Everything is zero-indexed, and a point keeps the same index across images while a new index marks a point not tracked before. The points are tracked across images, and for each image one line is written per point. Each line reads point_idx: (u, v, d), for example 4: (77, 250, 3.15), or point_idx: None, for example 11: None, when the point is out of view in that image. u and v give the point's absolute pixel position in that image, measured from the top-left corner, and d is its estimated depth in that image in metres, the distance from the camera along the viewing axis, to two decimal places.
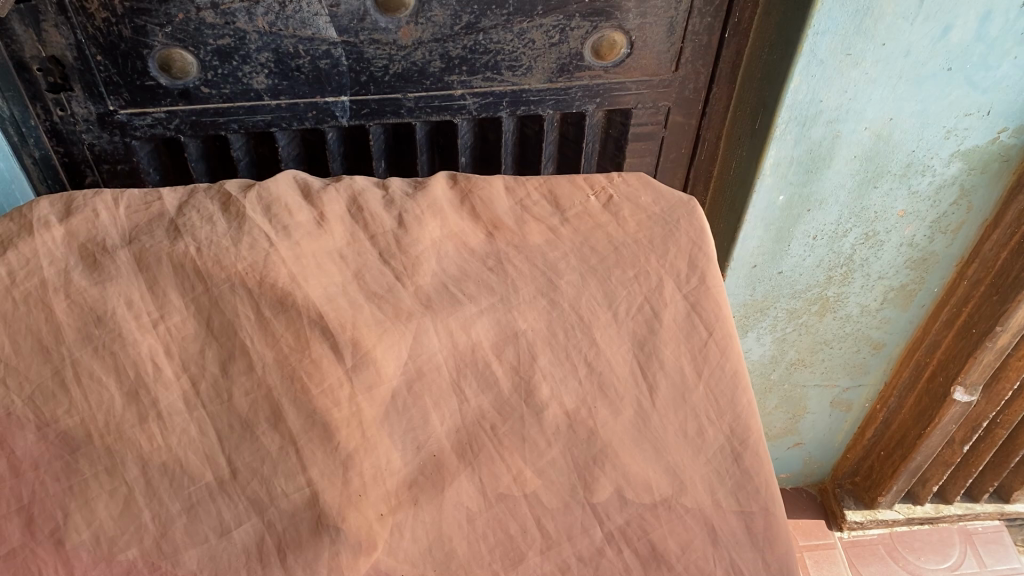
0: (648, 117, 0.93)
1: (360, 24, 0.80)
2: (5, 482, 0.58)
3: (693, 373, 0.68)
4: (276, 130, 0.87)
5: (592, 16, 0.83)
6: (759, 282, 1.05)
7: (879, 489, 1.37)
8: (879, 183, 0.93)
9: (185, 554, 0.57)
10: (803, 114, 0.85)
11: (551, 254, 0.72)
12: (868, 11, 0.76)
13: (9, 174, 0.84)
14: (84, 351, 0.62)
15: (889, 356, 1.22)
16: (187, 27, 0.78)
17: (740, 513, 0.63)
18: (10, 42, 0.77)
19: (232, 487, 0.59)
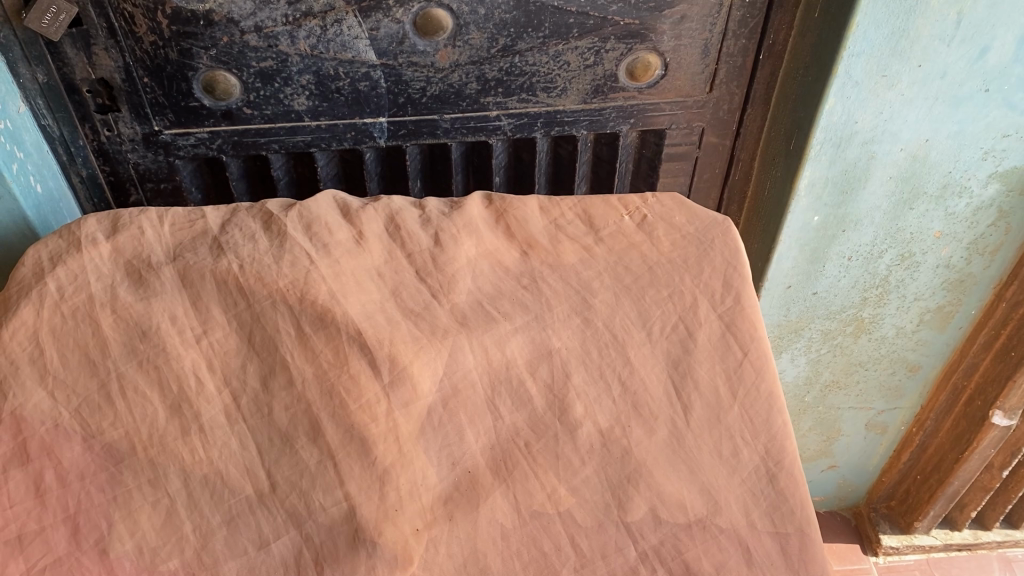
0: (682, 138, 0.93)
1: (399, 47, 0.82)
2: (52, 492, 0.60)
3: (728, 393, 0.68)
4: (316, 150, 0.89)
5: (627, 38, 0.84)
6: (793, 302, 1.05)
7: (916, 514, 1.35)
8: (915, 205, 0.93)
9: (224, 566, 0.58)
10: (838, 136, 0.85)
11: (585, 273, 0.73)
12: (904, 33, 0.77)
13: (58, 192, 0.86)
14: (129, 365, 0.64)
15: (925, 379, 1.20)
16: (231, 50, 0.80)
17: (775, 535, 0.63)
18: (62, 65, 0.79)
19: (271, 500, 0.60)
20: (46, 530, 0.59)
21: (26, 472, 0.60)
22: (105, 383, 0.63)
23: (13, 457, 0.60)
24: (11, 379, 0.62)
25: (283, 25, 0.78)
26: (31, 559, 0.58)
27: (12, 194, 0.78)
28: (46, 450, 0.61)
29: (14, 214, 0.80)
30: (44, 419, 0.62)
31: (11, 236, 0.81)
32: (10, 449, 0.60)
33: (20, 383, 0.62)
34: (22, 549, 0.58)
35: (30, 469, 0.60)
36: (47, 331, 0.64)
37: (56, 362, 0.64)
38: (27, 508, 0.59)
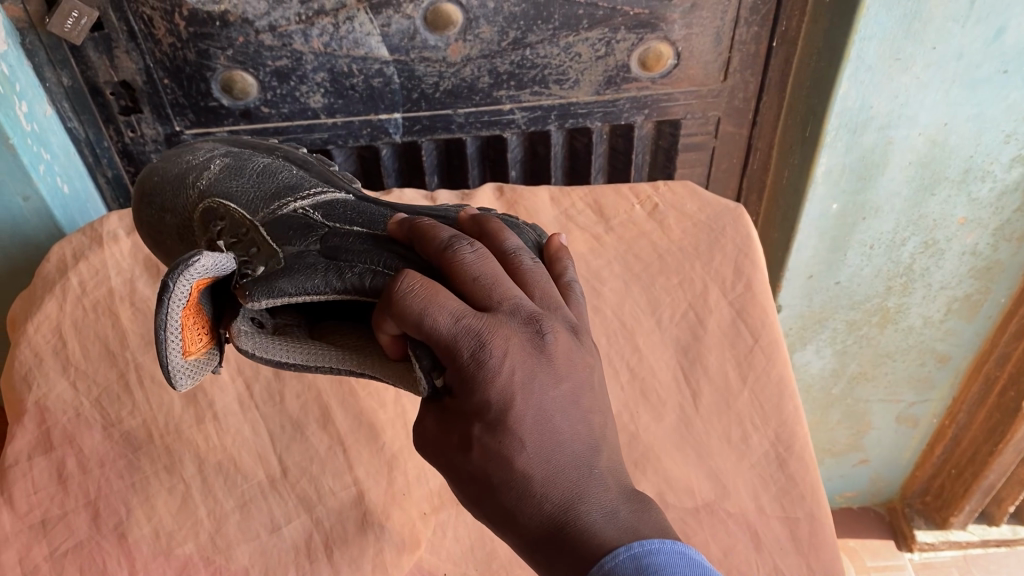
0: (698, 128, 0.93)
1: (411, 43, 0.83)
2: (74, 479, 0.63)
3: (738, 377, 0.70)
4: (333, 148, 0.91)
5: (637, 28, 0.84)
6: (816, 292, 1.00)
7: (951, 509, 1.28)
8: (937, 190, 0.88)
9: (237, 549, 0.62)
10: (854, 122, 0.83)
11: (595, 261, 0.76)
12: (916, 15, 0.74)
13: (85, 193, 0.89)
14: (147, 355, 0.69)
15: (956, 370, 1.11)
16: (247, 49, 0.81)
17: (784, 519, 0.65)
18: (85, 68, 0.82)
19: (283, 485, 0.65)
20: (68, 515, 0.61)
21: (50, 460, 0.63)
22: (126, 378, 0.68)
23: (38, 445, 0.64)
24: (37, 376, 0.67)
25: (296, 24, 0.80)
26: (55, 543, 0.60)
27: (39, 194, 0.80)
28: (69, 438, 0.65)
29: (42, 214, 0.82)
30: (66, 410, 0.66)
31: (39, 236, 0.83)
32: (37, 438, 0.64)
33: (46, 378, 0.67)
34: (46, 533, 0.60)
35: (53, 457, 0.64)
36: (72, 327, 0.70)
37: (81, 357, 0.69)
38: (50, 495, 0.62)
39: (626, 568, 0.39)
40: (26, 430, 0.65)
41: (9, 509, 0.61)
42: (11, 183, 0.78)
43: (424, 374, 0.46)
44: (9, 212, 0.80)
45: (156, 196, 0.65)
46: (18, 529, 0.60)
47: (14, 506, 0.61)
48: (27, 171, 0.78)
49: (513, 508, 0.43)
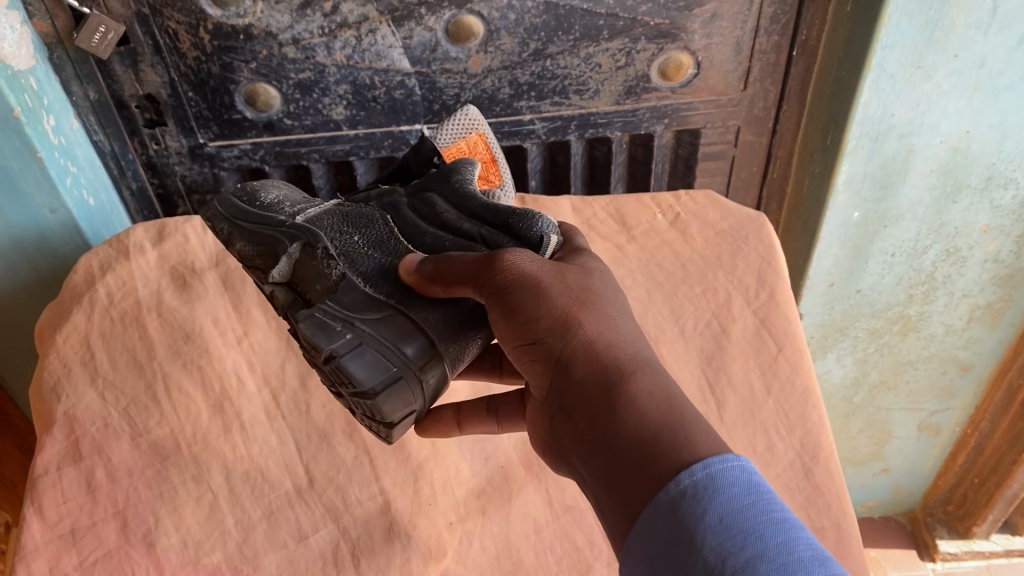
0: (717, 137, 0.93)
1: (432, 55, 0.83)
2: (103, 489, 0.63)
3: (762, 387, 0.70)
4: (355, 159, 0.92)
5: (657, 38, 0.84)
6: (837, 301, 1.00)
7: (974, 519, 1.27)
8: (959, 198, 0.87)
9: (265, 559, 0.62)
10: (875, 130, 0.82)
11: (617, 271, 0.76)
12: (938, 23, 0.74)
13: (109, 205, 0.90)
14: (174, 366, 0.70)
15: (978, 378, 1.10)
16: (271, 62, 0.82)
17: (811, 528, 0.64)
18: (111, 81, 0.83)
19: (309, 495, 0.66)
20: (96, 525, 0.61)
21: (78, 470, 0.64)
22: (154, 388, 0.69)
23: (66, 455, 0.64)
24: (66, 386, 0.67)
25: (319, 37, 0.81)
26: (84, 552, 0.60)
27: (65, 206, 0.81)
28: (98, 448, 0.65)
29: (68, 225, 0.82)
30: (94, 420, 0.66)
31: (65, 247, 0.84)
32: (65, 448, 0.64)
33: (76, 388, 0.68)
34: (75, 542, 0.60)
35: (82, 467, 0.64)
36: (100, 340, 0.70)
37: (109, 369, 0.69)
38: (78, 504, 0.62)
39: (736, 478, 0.37)
40: (54, 440, 0.65)
41: (38, 519, 0.60)
42: (39, 195, 0.79)
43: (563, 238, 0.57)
44: (36, 223, 0.81)
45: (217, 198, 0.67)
46: (47, 539, 0.60)
47: (43, 516, 0.61)
48: (54, 183, 0.79)
49: (604, 338, 0.46)
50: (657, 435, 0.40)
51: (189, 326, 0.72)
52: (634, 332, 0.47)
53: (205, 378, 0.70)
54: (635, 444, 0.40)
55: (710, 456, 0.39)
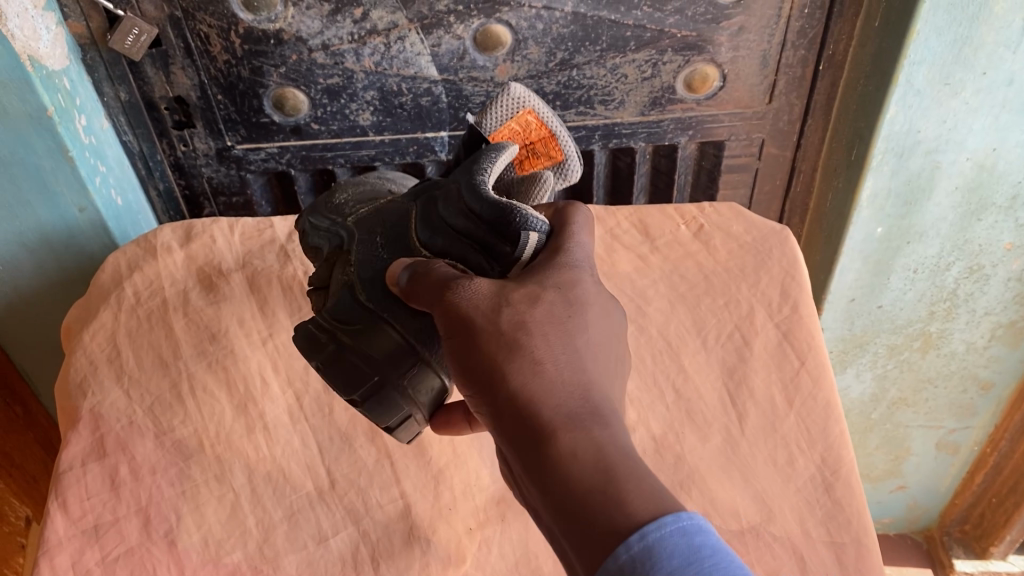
0: (741, 150, 0.94)
1: (459, 63, 0.84)
2: (126, 486, 0.64)
3: (784, 401, 0.70)
4: (380, 165, 0.92)
5: (684, 50, 0.84)
6: (857, 316, 0.99)
7: (991, 539, 1.26)
8: (983, 216, 0.87)
9: (284, 559, 0.62)
10: (900, 146, 0.82)
11: (640, 281, 0.77)
12: (966, 40, 0.74)
13: (137, 205, 0.91)
14: (199, 366, 0.71)
15: (999, 397, 1.09)
16: (300, 67, 0.83)
17: (830, 544, 0.63)
18: (142, 83, 0.84)
19: (330, 496, 0.66)
20: (120, 521, 0.62)
21: (103, 467, 0.65)
22: (180, 388, 0.70)
23: (92, 451, 0.65)
24: (93, 384, 0.69)
25: (349, 43, 0.82)
26: (106, 548, 0.61)
27: (94, 205, 0.82)
28: (122, 445, 0.66)
29: (96, 224, 0.83)
30: (120, 418, 0.67)
31: (92, 246, 0.85)
32: (92, 445, 0.66)
33: (104, 386, 0.69)
34: (98, 538, 0.61)
35: (107, 464, 0.65)
36: (128, 341, 0.72)
37: (136, 368, 0.70)
38: (102, 501, 0.63)
39: (675, 547, 0.37)
40: (81, 436, 0.66)
41: (61, 514, 0.61)
42: (68, 193, 0.80)
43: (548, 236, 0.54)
44: (64, 221, 0.82)
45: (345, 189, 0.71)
46: (71, 534, 0.61)
47: (67, 511, 0.62)
48: (84, 182, 0.80)
49: (528, 391, 0.44)
50: (586, 492, 0.40)
51: (214, 328, 0.73)
52: (571, 373, 0.45)
53: (230, 378, 0.71)
54: (564, 501, 0.41)
55: (643, 513, 0.39)
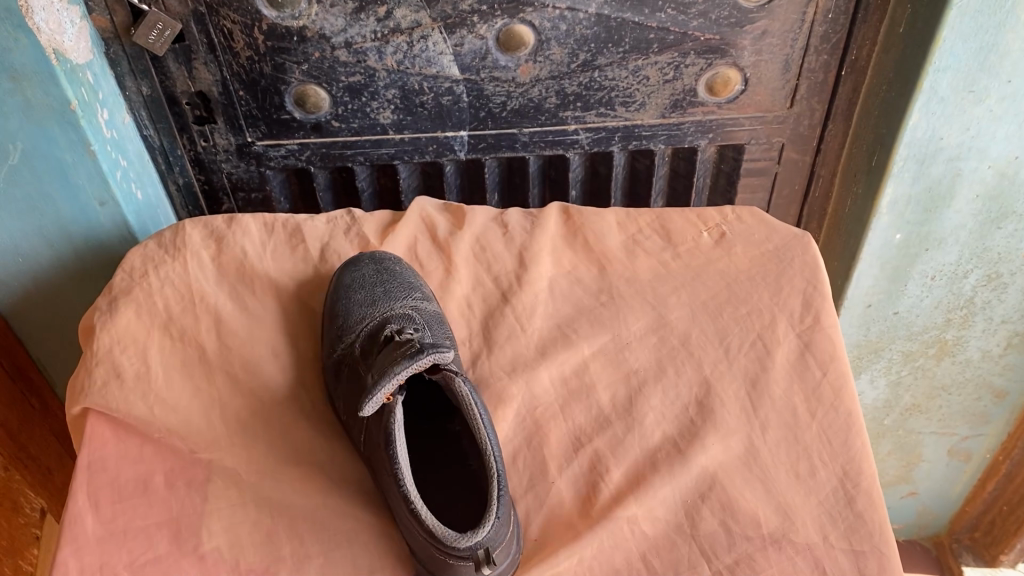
0: (761, 153, 0.93)
1: (482, 63, 0.84)
2: (158, 492, 0.63)
3: (806, 412, 0.70)
4: (399, 163, 0.92)
5: (707, 53, 0.84)
6: (873, 322, 0.99)
7: (1001, 547, 1.25)
8: (1003, 223, 0.86)
9: (308, 563, 0.61)
10: (922, 152, 0.81)
11: (661, 288, 0.78)
12: (992, 48, 0.74)
13: (156, 199, 0.91)
14: (221, 365, 0.72)
15: (1012, 406, 1.09)
16: (322, 65, 0.83)
17: (851, 554, 0.63)
18: (164, 78, 0.84)
19: (351, 500, 0.66)
20: (150, 528, 0.62)
21: (137, 471, 0.64)
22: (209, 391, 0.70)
23: (127, 454, 0.65)
24: (124, 385, 0.69)
25: (372, 41, 0.82)
26: (134, 553, 0.60)
27: (115, 200, 0.82)
28: (158, 449, 0.66)
29: (117, 219, 0.84)
30: (154, 421, 0.67)
31: (112, 241, 0.85)
32: (127, 447, 0.66)
33: (134, 386, 0.69)
34: (126, 542, 0.61)
35: (142, 469, 0.65)
36: (157, 341, 0.72)
37: (165, 370, 0.70)
38: (133, 505, 0.63)
39: None
40: (120, 441, 0.66)
41: (92, 514, 0.62)
42: (89, 188, 0.80)
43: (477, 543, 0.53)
44: (85, 216, 0.82)
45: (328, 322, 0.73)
46: (100, 535, 0.61)
47: (98, 512, 0.62)
48: (106, 177, 0.80)
49: None
50: None
51: (244, 332, 0.73)
52: None
53: (256, 380, 0.71)
54: None
55: None
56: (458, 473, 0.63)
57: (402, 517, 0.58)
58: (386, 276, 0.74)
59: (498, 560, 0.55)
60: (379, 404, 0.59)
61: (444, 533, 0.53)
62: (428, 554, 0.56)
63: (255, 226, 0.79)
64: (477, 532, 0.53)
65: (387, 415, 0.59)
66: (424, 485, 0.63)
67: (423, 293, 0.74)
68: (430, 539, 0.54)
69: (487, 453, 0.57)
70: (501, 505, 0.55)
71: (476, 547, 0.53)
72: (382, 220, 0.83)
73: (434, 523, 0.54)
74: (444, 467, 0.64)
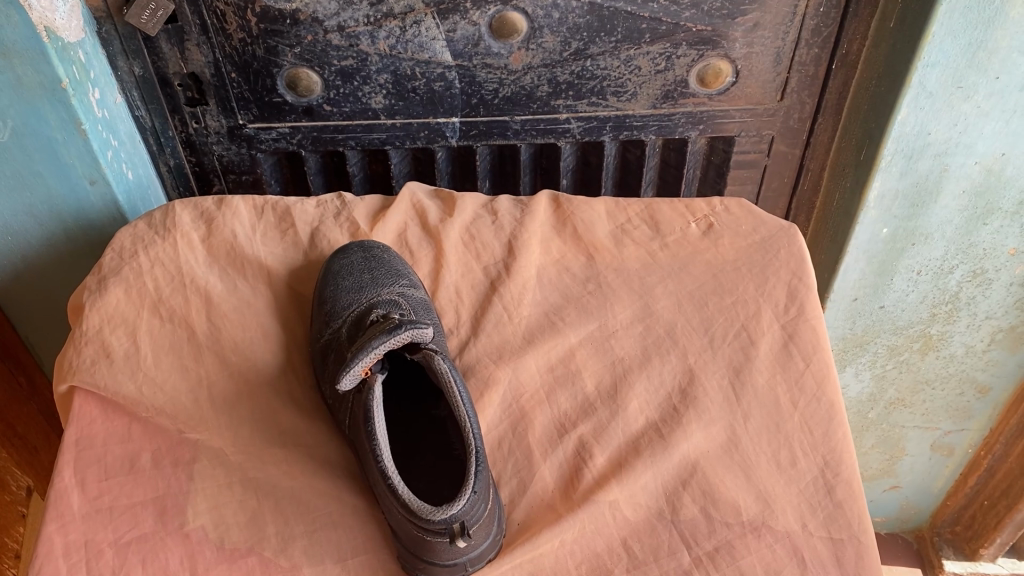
0: (751, 146, 0.94)
1: (475, 49, 0.84)
2: (145, 471, 0.64)
3: (789, 402, 0.70)
4: (390, 148, 0.93)
5: (699, 45, 0.85)
6: (859, 316, 0.99)
7: (980, 541, 1.26)
8: (989, 220, 0.87)
9: (293, 543, 0.62)
10: (910, 147, 0.82)
11: (648, 278, 0.78)
12: (981, 44, 0.74)
13: (147, 180, 0.91)
14: (209, 346, 0.72)
15: (996, 401, 1.10)
16: (315, 48, 0.83)
17: (829, 542, 0.64)
18: (156, 58, 0.84)
19: (336, 482, 0.66)
20: (135, 506, 0.62)
21: (125, 450, 0.65)
22: (196, 371, 0.70)
23: (114, 433, 0.66)
24: (113, 363, 0.69)
25: (364, 25, 0.82)
26: (120, 530, 0.61)
27: (106, 179, 0.82)
28: (145, 429, 0.66)
29: (107, 199, 0.84)
30: (141, 400, 0.67)
31: (102, 221, 0.85)
32: (116, 426, 0.66)
33: (124, 366, 0.69)
34: (112, 520, 0.61)
35: (129, 448, 0.65)
36: (146, 321, 0.72)
37: (154, 349, 0.71)
38: (119, 483, 0.63)
39: None
40: (108, 420, 0.66)
41: (78, 491, 0.62)
42: (79, 167, 0.80)
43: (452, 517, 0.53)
44: (75, 195, 0.82)
45: (316, 312, 0.73)
46: (85, 512, 0.61)
47: (85, 490, 0.62)
48: (96, 157, 0.80)
49: None
50: None
51: (233, 314, 0.74)
52: None
53: (244, 360, 0.72)
54: None
55: None
56: (440, 457, 0.63)
57: (382, 495, 0.58)
58: (373, 263, 0.74)
59: (475, 534, 0.55)
60: (356, 378, 0.60)
61: (419, 506, 0.53)
62: (408, 533, 0.56)
63: (245, 208, 0.80)
64: (452, 505, 0.53)
65: (366, 390, 0.60)
66: (408, 469, 0.63)
67: (410, 281, 0.74)
68: (407, 514, 0.55)
69: (466, 429, 0.57)
70: (478, 480, 0.55)
71: (451, 519, 0.53)
72: (373, 206, 0.84)
73: (410, 496, 0.54)
74: (427, 451, 0.64)
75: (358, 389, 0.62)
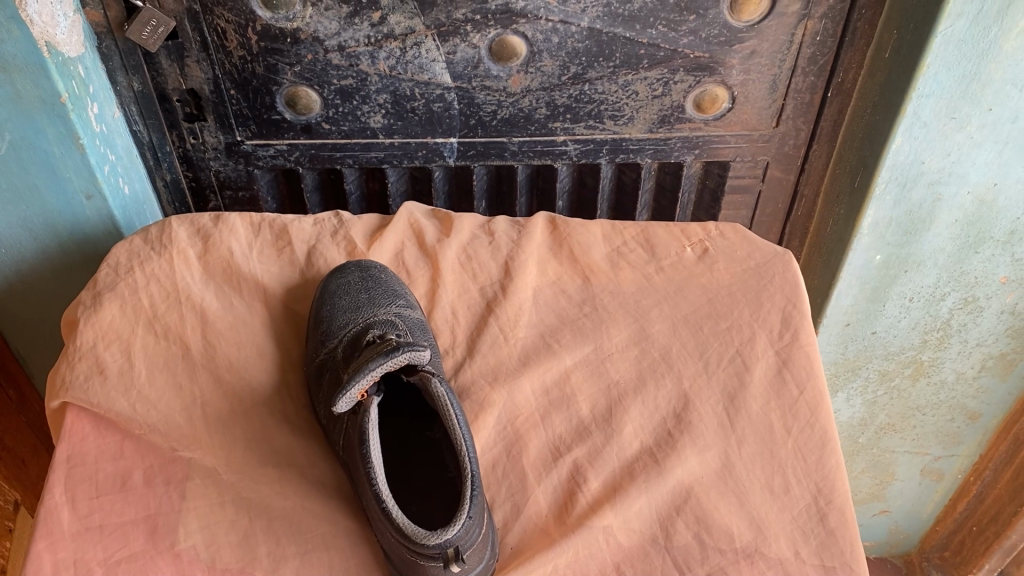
0: (746, 171, 0.94)
1: (474, 71, 0.85)
2: (136, 490, 0.63)
3: (783, 428, 0.71)
4: (387, 167, 0.93)
5: (696, 71, 0.85)
6: (851, 341, 1.00)
7: (969, 567, 1.25)
8: (980, 249, 0.88)
9: (285, 564, 0.62)
10: (904, 176, 0.83)
11: (644, 301, 0.79)
12: (975, 76, 0.75)
13: (143, 194, 0.91)
14: (204, 364, 0.71)
15: (986, 427, 1.10)
16: (315, 67, 0.83)
17: (821, 569, 0.64)
18: (156, 74, 0.84)
19: (329, 503, 0.66)
20: (126, 525, 0.62)
21: (116, 467, 0.64)
22: (190, 389, 0.70)
23: (106, 450, 0.65)
24: (106, 380, 0.69)
25: (365, 46, 0.82)
26: (110, 549, 0.60)
27: (101, 193, 0.82)
28: (137, 446, 0.66)
29: (102, 213, 0.83)
30: (134, 417, 0.67)
31: (96, 234, 0.85)
32: (108, 444, 0.66)
33: (117, 382, 0.69)
34: (103, 538, 0.61)
35: (121, 465, 0.65)
36: (141, 337, 0.72)
37: (148, 366, 0.70)
38: (110, 501, 0.63)
39: None
40: (100, 437, 0.66)
41: (68, 509, 0.62)
42: (75, 180, 0.80)
43: (445, 541, 0.53)
44: (71, 209, 0.82)
45: (311, 332, 0.73)
46: (75, 530, 0.61)
47: (75, 508, 0.62)
48: (92, 171, 0.80)
49: None
50: None
51: (228, 332, 0.73)
52: None
53: (238, 379, 0.72)
54: None
55: None
56: (434, 480, 0.63)
57: (375, 518, 0.58)
58: (370, 283, 0.75)
59: (469, 559, 0.55)
60: (352, 400, 0.60)
61: (413, 530, 0.53)
62: (401, 556, 0.56)
63: (242, 226, 0.80)
64: (447, 530, 0.53)
65: (361, 412, 0.60)
66: (401, 491, 0.63)
67: (407, 301, 0.75)
68: (400, 538, 0.54)
69: (462, 453, 0.57)
70: (473, 505, 0.55)
71: (445, 544, 0.53)
72: (370, 225, 0.84)
73: (404, 520, 0.54)
74: (421, 475, 0.64)
75: (354, 410, 0.62)
